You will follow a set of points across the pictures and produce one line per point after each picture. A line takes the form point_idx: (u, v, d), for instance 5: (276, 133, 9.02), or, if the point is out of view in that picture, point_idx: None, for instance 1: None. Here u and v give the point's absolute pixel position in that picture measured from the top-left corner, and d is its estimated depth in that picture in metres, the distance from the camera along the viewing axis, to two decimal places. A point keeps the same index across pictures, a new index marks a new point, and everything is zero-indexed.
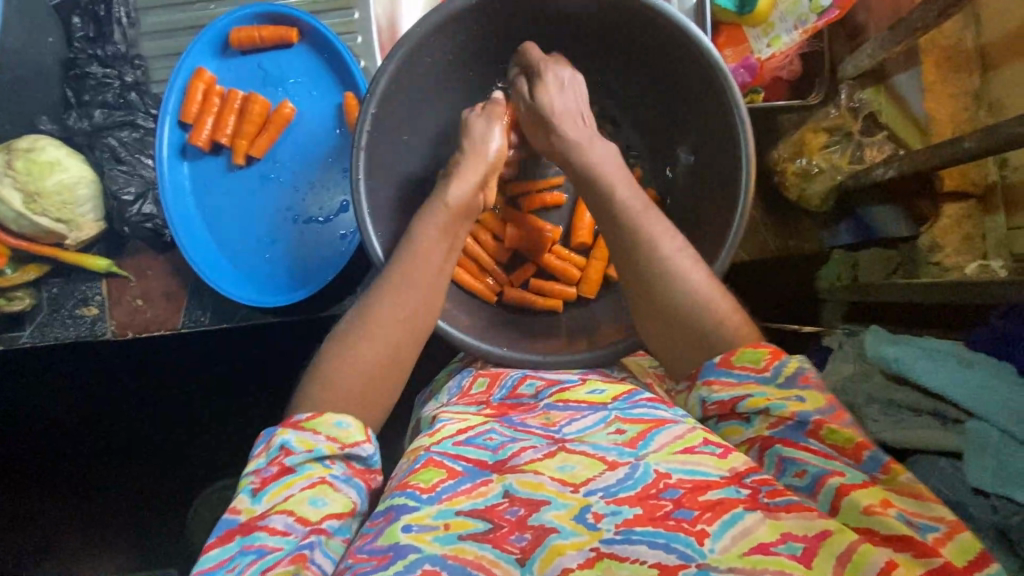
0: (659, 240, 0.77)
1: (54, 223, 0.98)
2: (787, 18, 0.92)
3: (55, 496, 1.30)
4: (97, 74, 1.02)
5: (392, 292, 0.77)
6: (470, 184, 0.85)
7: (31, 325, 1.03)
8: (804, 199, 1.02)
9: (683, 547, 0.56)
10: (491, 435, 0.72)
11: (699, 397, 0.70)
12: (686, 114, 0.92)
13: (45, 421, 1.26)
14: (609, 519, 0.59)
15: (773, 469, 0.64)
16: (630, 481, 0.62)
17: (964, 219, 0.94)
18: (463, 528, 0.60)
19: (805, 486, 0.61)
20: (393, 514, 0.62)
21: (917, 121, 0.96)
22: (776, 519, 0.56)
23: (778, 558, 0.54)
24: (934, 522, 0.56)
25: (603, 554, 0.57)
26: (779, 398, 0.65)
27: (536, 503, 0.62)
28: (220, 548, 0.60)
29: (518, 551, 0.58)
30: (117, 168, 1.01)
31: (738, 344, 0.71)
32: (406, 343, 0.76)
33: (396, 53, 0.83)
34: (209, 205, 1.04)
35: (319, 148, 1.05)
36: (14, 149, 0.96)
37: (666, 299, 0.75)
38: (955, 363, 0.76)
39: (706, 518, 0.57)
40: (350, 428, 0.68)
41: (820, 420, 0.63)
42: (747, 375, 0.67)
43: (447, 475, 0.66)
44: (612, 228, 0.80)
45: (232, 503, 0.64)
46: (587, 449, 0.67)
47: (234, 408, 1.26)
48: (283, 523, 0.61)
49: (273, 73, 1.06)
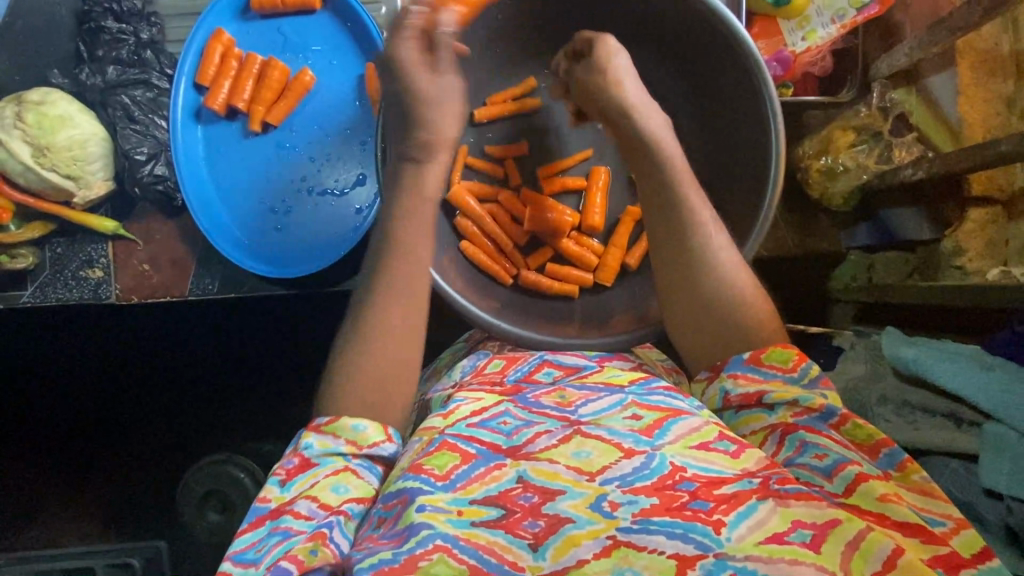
0: (709, 231, 0.77)
1: (62, 180, 0.95)
2: (823, 13, 0.91)
3: (47, 458, 1.29)
4: (111, 29, 0.98)
5: (386, 285, 0.73)
6: (446, 165, 0.76)
7: (34, 283, 1.00)
8: (827, 197, 1.01)
9: (700, 537, 0.55)
10: (505, 418, 0.71)
11: (721, 389, 0.71)
12: (715, 104, 0.91)
13: (42, 380, 1.24)
14: (626, 508, 0.58)
15: (792, 451, 0.65)
16: (646, 470, 0.61)
17: (988, 224, 0.92)
18: (476, 515, 0.60)
19: (823, 468, 0.62)
20: (408, 498, 0.61)
21: (949, 124, 0.95)
22: (787, 507, 0.57)
23: (791, 547, 0.54)
24: (941, 517, 0.57)
25: (620, 542, 0.56)
26: (805, 391, 0.67)
27: (552, 491, 0.60)
28: (252, 532, 0.62)
29: (531, 537, 0.57)
30: (129, 127, 0.98)
31: (766, 343, 0.72)
32: (412, 338, 0.73)
33: (418, 27, 0.78)
34: (221, 170, 1.01)
35: (336, 119, 1.03)
36: (25, 101, 0.93)
37: (697, 279, 0.75)
38: (974, 367, 0.75)
39: (722, 509, 0.57)
40: (369, 430, 0.68)
41: (847, 414, 0.65)
42: (775, 373, 0.69)
43: (461, 460, 0.65)
44: (651, 189, 0.79)
45: (261, 493, 0.66)
46: (603, 433, 0.66)
47: (236, 379, 1.25)
48: (307, 509, 0.63)
49: (294, 40, 1.03)
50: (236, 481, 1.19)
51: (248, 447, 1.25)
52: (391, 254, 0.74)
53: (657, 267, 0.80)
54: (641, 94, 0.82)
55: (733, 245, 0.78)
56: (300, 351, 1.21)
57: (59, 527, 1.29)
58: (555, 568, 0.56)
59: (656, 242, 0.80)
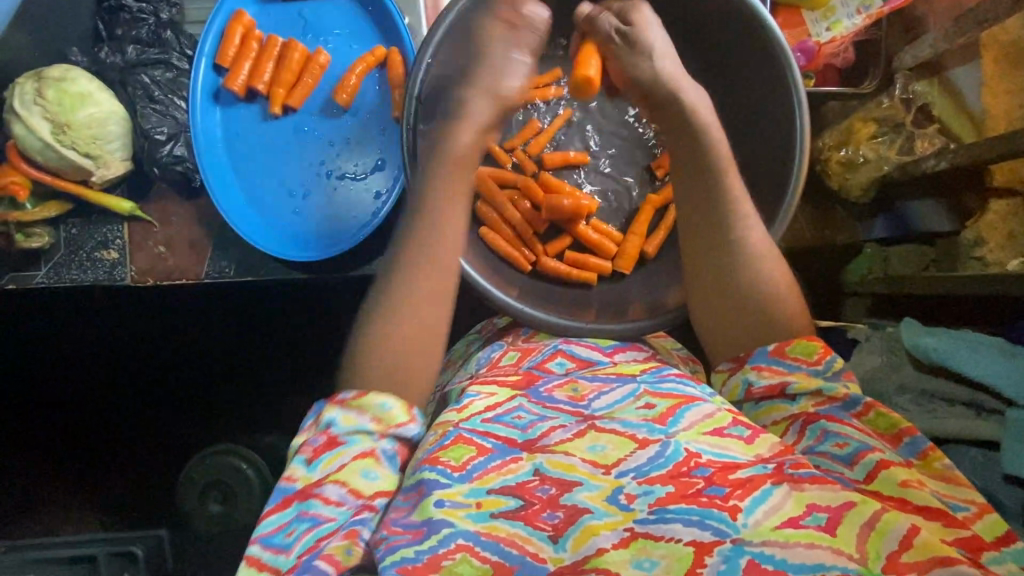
0: (750, 223, 0.77)
1: (80, 158, 0.94)
2: (849, 3, 0.92)
3: (52, 444, 1.28)
4: (132, 8, 0.97)
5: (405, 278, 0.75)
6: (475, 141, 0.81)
7: (48, 263, 1.00)
8: (844, 189, 1.01)
9: (717, 523, 0.55)
10: (519, 413, 0.71)
11: (745, 380, 0.72)
12: (738, 93, 0.91)
13: (51, 364, 1.24)
14: (642, 499, 0.59)
15: (813, 439, 0.65)
16: (661, 459, 0.61)
17: (1011, 215, 0.89)
18: (495, 506, 0.60)
19: (843, 457, 0.62)
20: (425, 489, 0.61)
21: (972, 114, 0.93)
22: (800, 491, 0.57)
23: (807, 531, 0.54)
24: (964, 503, 0.58)
25: (637, 534, 0.57)
26: (830, 382, 0.67)
27: (569, 483, 0.61)
28: (279, 513, 0.62)
29: (550, 529, 0.58)
30: (149, 106, 0.97)
31: (796, 334, 0.72)
32: (434, 321, 0.75)
33: (448, 15, 0.81)
34: (240, 153, 1.01)
35: (355, 104, 1.02)
36: (44, 77, 0.92)
37: (726, 273, 0.76)
38: (994, 354, 0.76)
39: (737, 494, 0.57)
40: (395, 410, 0.67)
41: (872, 403, 0.65)
42: (798, 365, 0.69)
43: (477, 452, 0.64)
44: (689, 150, 0.80)
45: (286, 471, 0.64)
46: (617, 427, 0.66)
47: (242, 365, 1.24)
48: (336, 494, 0.62)
49: (314, 23, 1.03)
50: (239, 472, 1.21)
51: (255, 435, 1.25)
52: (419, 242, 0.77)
53: (691, 257, 0.81)
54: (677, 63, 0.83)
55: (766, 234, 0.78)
56: (309, 336, 1.21)
57: (61, 513, 1.28)
58: (576, 559, 0.56)
59: (695, 228, 0.80)
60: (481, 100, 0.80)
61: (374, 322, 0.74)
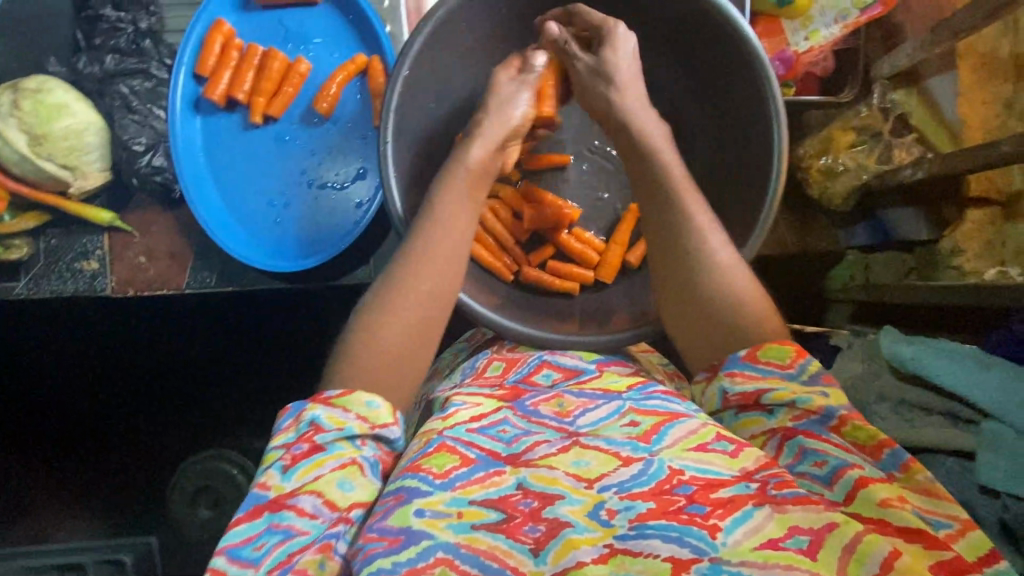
0: (712, 244, 0.76)
1: (58, 170, 0.94)
2: (827, 13, 0.91)
3: (36, 455, 1.27)
4: (110, 17, 0.97)
5: (401, 290, 0.74)
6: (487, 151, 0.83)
7: (27, 274, 0.99)
8: (825, 197, 1.01)
9: (696, 541, 0.55)
10: (505, 427, 0.71)
11: (720, 388, 0.70)
12: (717, 104, 0.91)
13: (32, 375, 1.22)
14: (623, 515, 0.58)
15: (791, 458, 0.65)
16: (645, 477, 0.61)
17: (986, 225, 0.94)
18: (477, 517, 0.59)
19: (823, 476, 0.62)
20: (404, 496, 0.60)
21: (949, 126, 0.95)
22: (783, 513, 0.57)
23: (787, 553, 0.54)
24: (947, 519, 0.57)
25: (617, 550, 0.56)
26: (805, 391, 0.66)
27: (551, 496, 0.61)
28: (247, 523, 0.59)
29: (532, 542, 0.57)
30: (127, 117, 0.97)
31: (766, 340, 0.71)
32: (415, 341, 0.73)
33: (427, 25, 0.81)
34: (220, 163, 1.00)
35: (337, 113, 1.02)
36: (21, 89, 0.92)
37: (697, 289, 0.75)
38: (971, 364, 0.76)
39: (718, 514, 0.57)
40: (381, 409, 0.65)
41: (846, 416, 0.64)
42: (772, 370, 0.68)
43: (461, 463, 0.64)
44: (641, 173, 0.82)
45: (260, 477, 0.61)
46: (601, 444, 0.66)
47: (227, 375, 1.24)
48: (311, 505, 0.59)
49: (296, 32, 1.02)
50: (230, 480, 1.22)
51: (242, 442, 1.25)
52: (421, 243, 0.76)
53: (661, 276, 0.79)
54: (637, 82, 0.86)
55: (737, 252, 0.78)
56: (293, 345, 1.20)
57: (46, 523, 1.27)
58: (555, 572, 0.55)
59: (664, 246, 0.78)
60: (497, 120, 0.85)
61: (354, 347, 0.70)
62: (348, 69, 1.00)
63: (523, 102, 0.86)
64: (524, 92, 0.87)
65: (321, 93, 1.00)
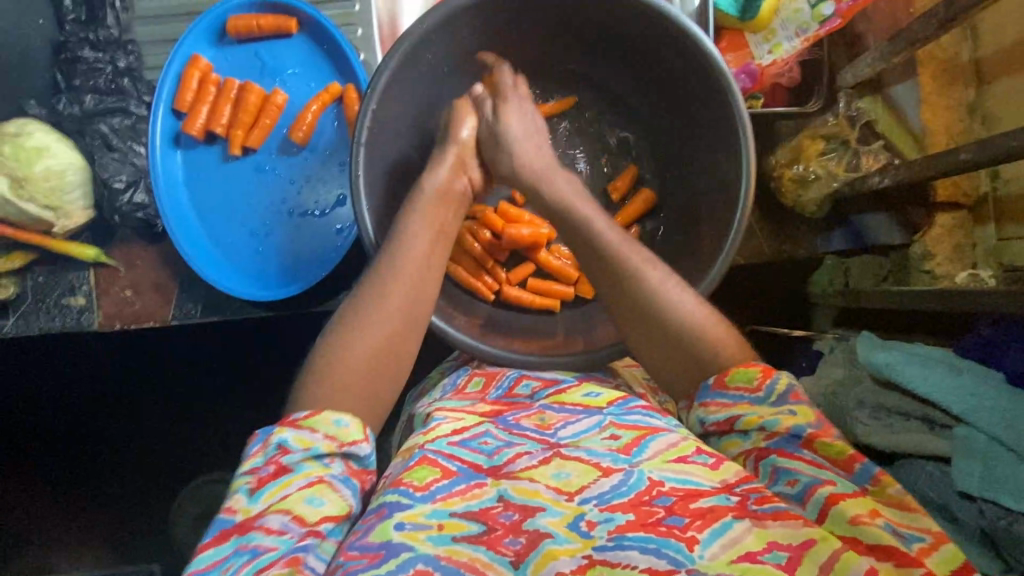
0: (663, 288, 0.76)
1: (41, 211, 0.96)
2: (788, 26, 0.94)
3: (32, 491, 1.28)
4: (89, 58, 0.99)
5: (378, 319, 0.74)
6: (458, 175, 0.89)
7: (15, 314, 1.00)
8: (800, 205, 1.03)
9: (672, 552, 0.55)
10: (486, 438, 0.70)
11: (698, 419, 0.70)
12: (687, 117, 0.93)
13: (25, 412, 1.23)
14: (603, 526, 0.58)
15: (767, 479, 0.63)
16: (623, 487, 0.61)
17: (955, 228, 0.97)
18: (457, 529, 0.59)
19: (795, 495, 0.61)
20: (386, 511, 0.61)
21: (914, 133, 0.98)
22: (763, 528, 0.56)
23: (763, 566, 0.54)
24: (919, 533, 0.57)
25: (596, 560, 0.56)
26: (773, 414, 0.65)
27: (531, 508, 0.61)
28: (214, 548, 0.59)
29: (512, 554, 0.58)
30: (108, 155, 0.99)
31: (729, 365, 0.70)
32: (390, 368, 0.73)
33: (398, 49, 0.82)
34: (201, 196, 1.02)
35: (314, 141, 1.03)
36: (3, 134, 0.95)
37: (647, 306, 0.76)
38: (944, 370, 0.77)
39: (696, 525, 0.57)
40: (349, 427, 0.66)
41: (813, 434, 0.63)
42: (741, 396, 0.67)
43: (441, 475, 0.64)
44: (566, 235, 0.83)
45: (226, 504, 0.62)
46: (582, 455, 0.66)
47: (222, 402, 1.25)
48: (279, 523, 0.60)
49: (271, 63, 1.04)
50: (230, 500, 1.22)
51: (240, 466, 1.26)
52: (397, 255, 0.78)
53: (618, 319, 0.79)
54: (529, 158, 0.88)
55: (690, 289, 0.77)
56: (285, 370, 1.21)
57: (47, 557, 1.29)
58: None
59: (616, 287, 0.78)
60: (463, 146, 0.90)
61: (324, 371, 0.71)
62: (321, 99, 1.01)
63: (469, 123, 0.91)
64: (470, 116, 0.91)
65: (297, 123, 1.01)
